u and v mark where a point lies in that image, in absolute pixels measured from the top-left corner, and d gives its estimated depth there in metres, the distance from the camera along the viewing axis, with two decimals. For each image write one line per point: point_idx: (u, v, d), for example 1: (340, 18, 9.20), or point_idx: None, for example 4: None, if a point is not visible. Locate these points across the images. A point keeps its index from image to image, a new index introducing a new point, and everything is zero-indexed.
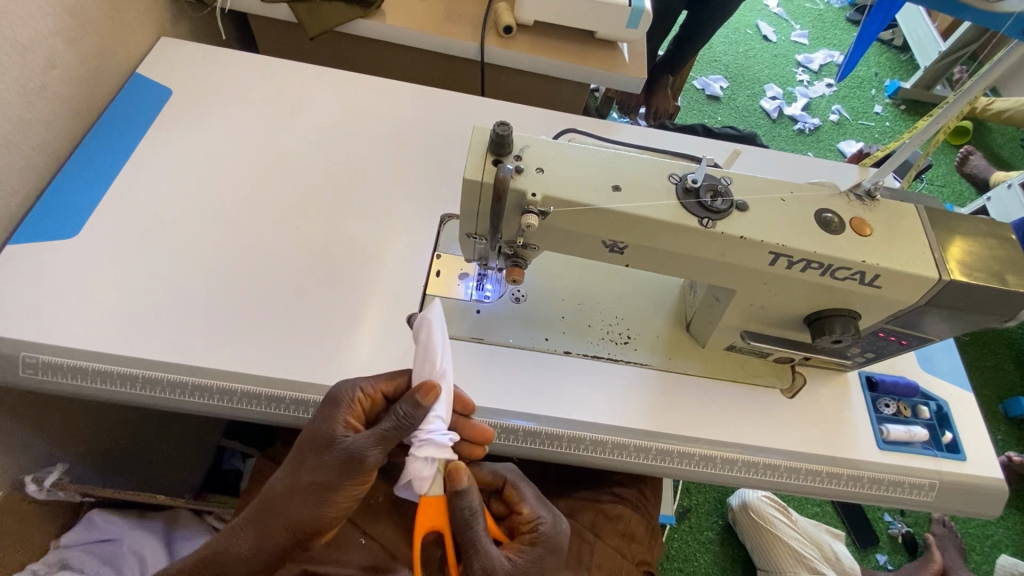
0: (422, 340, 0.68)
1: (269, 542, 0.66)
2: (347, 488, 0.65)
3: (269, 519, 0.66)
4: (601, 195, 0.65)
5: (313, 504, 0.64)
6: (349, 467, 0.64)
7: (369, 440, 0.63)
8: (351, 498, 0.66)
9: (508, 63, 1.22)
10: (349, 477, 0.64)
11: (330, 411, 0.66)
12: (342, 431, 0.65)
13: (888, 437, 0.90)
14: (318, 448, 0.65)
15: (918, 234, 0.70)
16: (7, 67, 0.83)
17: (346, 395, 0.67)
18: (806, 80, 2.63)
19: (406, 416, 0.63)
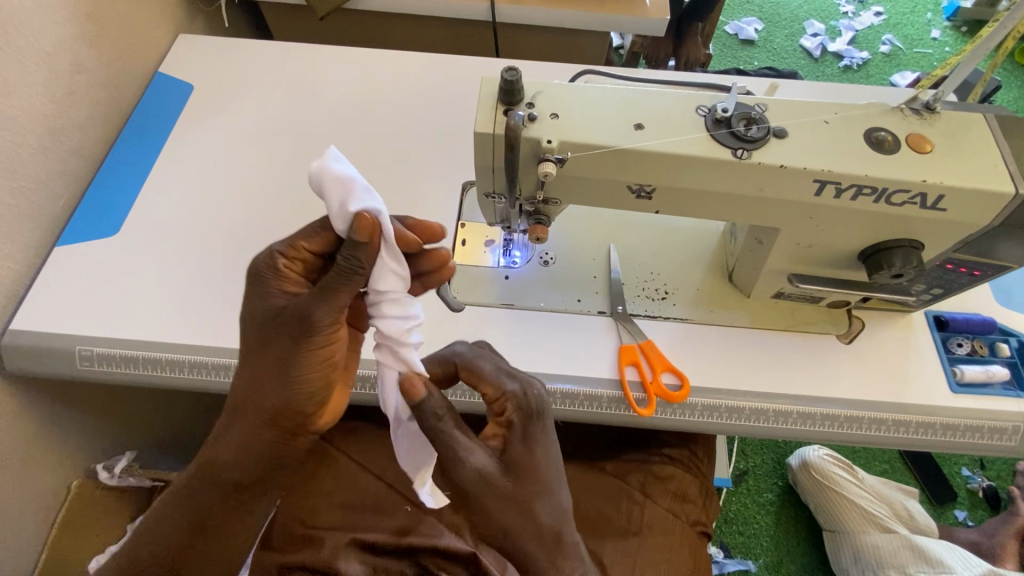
0: (335, 196, 0.54)
1: (257, 432, 0.63)
2: (319, 353, 0.59)
3: (252, 403, 0.62)
4: (622, 135, 0.61)
5: (303, 363, 0.59)
6: (300, 332, 0.57)
7: (327, 308, 0.56)
8: (317, 377, 0.61)
9: (521, 20, 1.17)
10: (305, 345, 0.57)
11: (258, 287, 0.59)
12: (283, 298, 0.58)
13: (963, 379, 0.82)
14: (264, 328, 0.58)
15: (990, 145, 0.62)
16: (35, 74, 0.87)
17: (269, 266, 0.58)
18: (850, 12, 2.42)
19: (352, 260, 0.53)
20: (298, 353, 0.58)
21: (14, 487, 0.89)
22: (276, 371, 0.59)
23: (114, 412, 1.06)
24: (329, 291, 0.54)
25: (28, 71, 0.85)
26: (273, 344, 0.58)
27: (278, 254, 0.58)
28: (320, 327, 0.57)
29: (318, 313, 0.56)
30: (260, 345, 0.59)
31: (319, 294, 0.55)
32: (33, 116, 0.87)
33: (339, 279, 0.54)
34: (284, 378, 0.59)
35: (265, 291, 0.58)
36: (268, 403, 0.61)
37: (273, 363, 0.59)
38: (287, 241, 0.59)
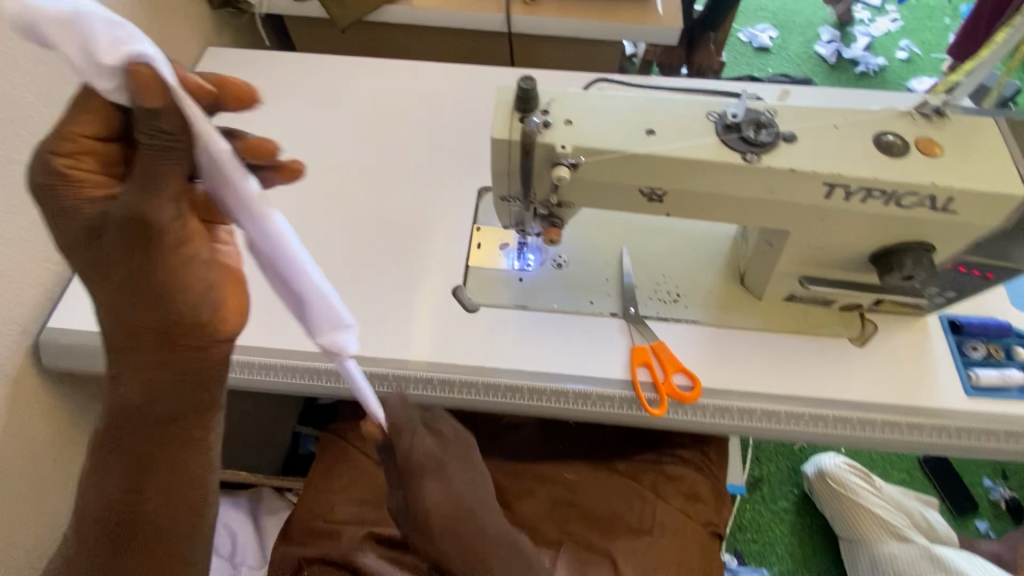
0: (70, 44, 0.40)
1: (136, 374, 0.54)
2: (178, 247, 0.49)
3: (132, 346, 0.53)
4: (634, 140, 0.63)
5: (172, 271, 0.49)
6: (137, 233, 0.46)
7: (158, 204, 0.46)
8: (186, 259, 0.49)
9: (536, 31, 1.20)
10: (146, 241, 0.47)
11: (54, 209, 0.48)
12: (89, 207, 0.48)
13: (978, 383, 0.82)
14: (76, 244, 0.48)
15: (999, 149, 0.63)
16: (75, 86, 0.92)
17: (46, 172, 0.47)
18: (866, 18, 2.41)
19: (156, 135, 0.43)
20: (150, 264, 0.48)
21: (48, 480, 0.93)
22: (105, 299, 0.50)
23: None
24: (151, 175, 0.45)
25: (69, 83, 0.90)
26: (108, 254, 0.48)
27: (54, 151, 0.47)
28: (169, 224, 0.47)
29: (156, 210, 0.46)
30: (123, 290, 0.49)
31: (141, 183, 0.45)
32: None
33: (162, 154, 0.44)
34: (112, 326, 0.52)
35: (62, 204, 0.48)
36: (146, 332, 0.51)
37: (109, 300, 0.50)
38: (54, 137, 0.47)
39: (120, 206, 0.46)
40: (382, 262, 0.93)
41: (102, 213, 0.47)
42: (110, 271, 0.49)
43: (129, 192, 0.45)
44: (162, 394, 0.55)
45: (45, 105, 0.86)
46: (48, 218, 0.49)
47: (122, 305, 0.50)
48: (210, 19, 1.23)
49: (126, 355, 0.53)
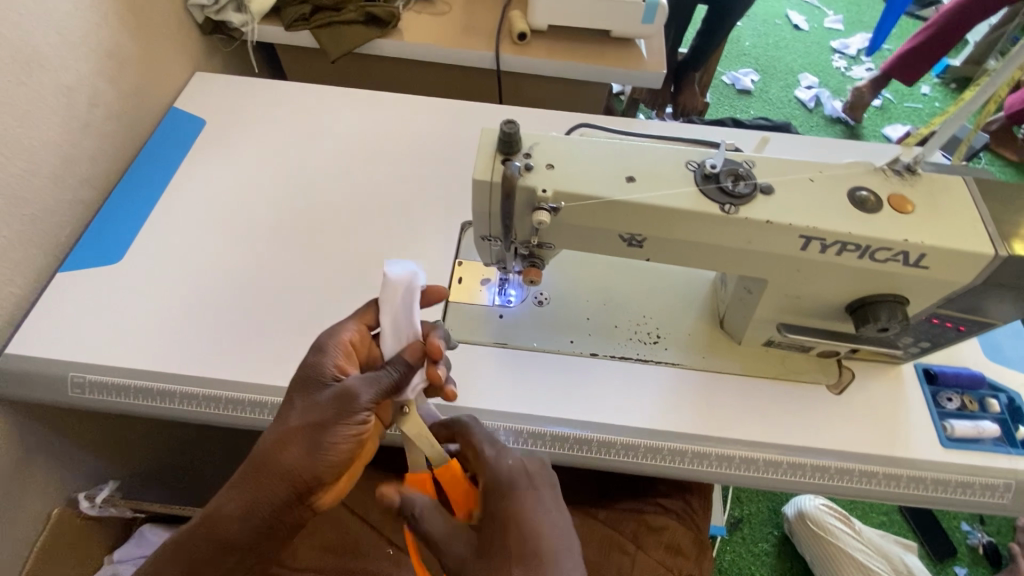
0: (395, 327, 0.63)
1: (271, 497, 0.58)
2: (350, 428, 0.58)
3: (265, 470, 0.58)
4: (614, 186, 0.64)
5: (338, 438, 0.58)
6: (343, 408, 0.58)
7: (369, 386, 0.59)
8: (350, 443, 0.59)
9: (524, 70, 1.22)
10: (344, 418, 0.58)
11: (313, 357, 0.63)
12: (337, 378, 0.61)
13: (953, 434, 0.82)
14: (316, 401, 0.60)
15: (968, 208, 0.64)
16: (52, 108, 0.90)
17: (335, 342, 0.63)
18: (843, 66, 2.52)
19: (398, 371, 0.60)
20: (328, 426, 0.58)
21: None
22: (290, 446, 0.58)
23: (105, 439, 1.05)
24: (375, 376, 0.59)
25: (46, 104, 0.89)
26: (317, 412, 0.59)
27: (350, 332, 0.65)
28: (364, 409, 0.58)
29: (361, 390, 0.58)
30: (300, 434, 0.58)
31: (370, 376, 0.59)
32: (48, 146, 0.90)
33: (391, 374, 0.60)
34: (268, 461, 0.58)
35: (319, 369, 0.61)
36: (274, 478, 0.58)
37: (289, 449, 0.58)
38: (352, 323, 0.66)
39: (339, 388, 0.59)
40: (359, 296, 0.92)
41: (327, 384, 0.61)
42: (307, 412, 0.59)
43: (360, 381, 0.59)
44: (254, 536, 0.59)
45: (19, 125, 0.84)
46: (307, 357, 0.63)
47: (298, 450, 0.58)
48: (201, 44, 1.24)
49: (267, 474, 0.58)
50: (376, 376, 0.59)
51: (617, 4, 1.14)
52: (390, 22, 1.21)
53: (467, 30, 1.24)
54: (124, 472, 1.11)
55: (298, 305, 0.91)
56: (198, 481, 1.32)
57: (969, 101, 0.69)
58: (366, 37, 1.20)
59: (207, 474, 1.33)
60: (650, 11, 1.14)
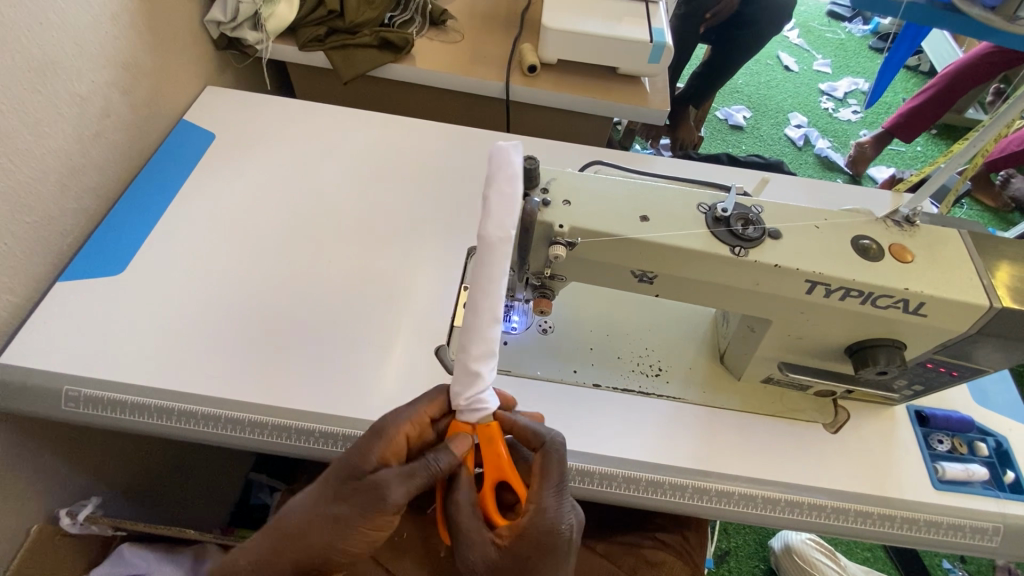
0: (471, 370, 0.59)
1: (283, 565, 0.61)
2: (371, 524, 0.59)
3: (288, 545, 0.61)
4: (628, 224, 0.66)
5: (360, 531, 0.59)
6: (372, 507, 0.58)
7: (401, 484, 0.58)
8: (370, 539, 0.60)
9: (532, 100, 1.25)
10: (366, 515, 0.58)
11: (364, 443, 0.61)
12: (377, 469, 0.60)
13: (945, 477, 0.84)
14: (347, 487, 0.60)
15: (964, 259, 0.67)
16: (65, 117, 0.89)
17: (392, 431, 0.62)
18: (831, 108, 2.62)
19: (434, 459, 0.59)
20: (358, 519, 0.58)
21: None
22: (314, 529, 0.60)
23: (91, 454, 1.01)
24: (412, 473, 0.58)
25: (60, 113, 0.88)
26: (344, 502, 0.59)
27: (404, 422, 0.62)
28: (390, 506, 0.58)
29: (392, 491, 0.58)
30: (323, 517, 0.59)
31: (405, 473, 0.58)
32: (57, 155, 0.89)
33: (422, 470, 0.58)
34: (294, 534, 0.61)
35: (362, 458, 0.61)
36: (294, 555, 0.60)
37: (313, 526, 0.60)
38: (412, 409, 0.63)
39: (374, 483, 0.58)
40: (362, 319, 0.92)
41: (364, 473, 0.60)
42: (337, 501, 0.60)
43: (395, 481, 0.58)
44: None
45: (31, 133, 0.83)
46: (361, 439, 0.62)
47: (321, 534, 0.59)
48: (213, 59, 1.25)
49: (289, 545, 0.61)
50: (415, 470, 0.58)
51: (626, 43, 1.18)
52: (403, 48, 1.23)
53: (478, 59, 1.27)
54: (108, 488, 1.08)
55: (302, 325, 0.91)
56: (181, 499, 1.28)
57: (960, 154, 0.74)
58: (379, 61, 1.22)
59: (190, 491, 1.30)
60: (656, 51, 1.19)
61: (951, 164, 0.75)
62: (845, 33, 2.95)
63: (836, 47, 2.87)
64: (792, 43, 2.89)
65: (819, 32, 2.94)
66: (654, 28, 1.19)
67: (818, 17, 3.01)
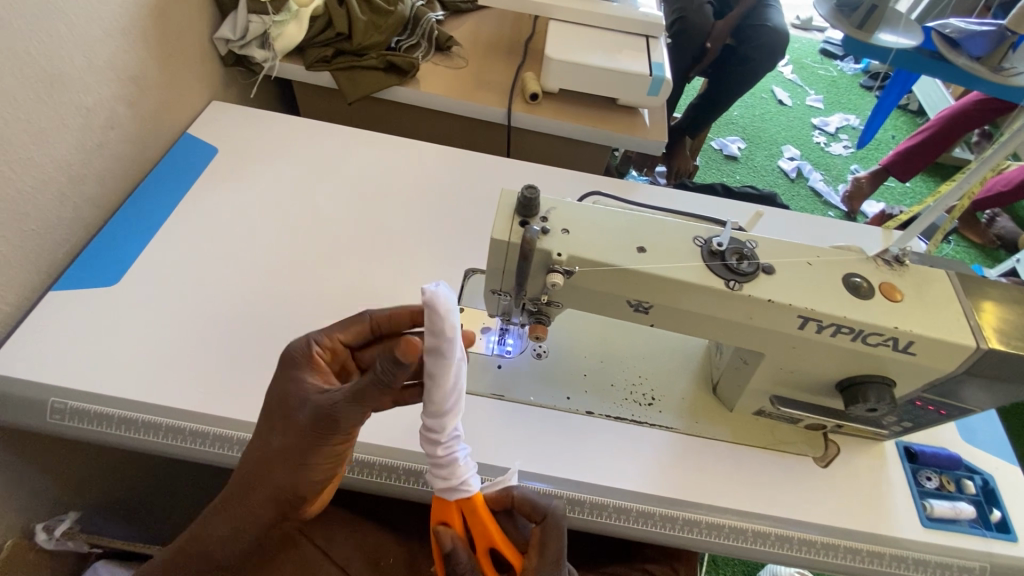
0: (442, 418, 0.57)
1: (265, 504, 0.64)
2: (337, 441, 0.63)
3: (257, 477, 0.63)
4: (625, 255, 0.67)
5: (320, 453, 0.63)
6: (325, 426, 0.61)
7: (351, 409, 0.59)
8: (335, 452, 0.64)
9: (533, 127, 1.28)
10: (326, 437, 0.62)
11: (291, 372, 0.64)
12: (314, 385, 0.63)
13: (933, 514, 0.84)
14: (292, 416, 0.62)
15: (951, 300, 0.69)
16: (70, 128, 0.90)
17: (304, 353, 0.65)
18: (823, 142, 2.68)
19: (388, 374, 0.54)
20: (319, 443, 0.62)
21: None
22: (274, 467, 0.63)
23: (73, 469, 0.99)
24: (365, 392, 0.57)
25: (64, 124, 0.89)
26: (297, 435, 0.62)
27: (316, 343, 0.66)
28: (341, 420, 0.60)
29: (342, 407, 0.60)
30: (283, 444, 0.62)
31: (353, 398, 0.58)
32: (59, 165, 0.89)
33: (374, 385, 0.56)
34: (254, 476, 0.63)
35: (296, 375, 0.64)
36: (265, 486, 0.63)
37: (271, 470, 0.63)
38: (324, 332, 0.67)
39: (321, 407, 0.61)
40: None
41: (312, 402, 0.61)
42: (289, 432, 0.63)
43: (343, 393, 0.59)
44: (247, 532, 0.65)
45: (35, 143, 0.84)
46: (279, 372, 0.65)
47: (285, 467, 0.63)
48: (219, 75, 1.27)
49: (254, 488, 0.63)
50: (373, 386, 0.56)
51: (625, 76, 1.21)
52: (408, 72, 1.26)
53: (481, 85, 1.29)
54: (87, 503, 1.05)
55: None
56: (161, 515, 1.25)
57: (947, 195, 0.77)
58: (384, 83, 1.25)
59: (171, 508, 1.27)
60: (656, 84, 1.22)
61: (941, 203, 0.77)
62: (837, 70, 3.04)
63: (828, 83, 2.95)
64: (786, 78, 2.97)
65: (812, 68, 3.02)
66: (654, 62, 1.22)
67: (812, 54, 3.10)
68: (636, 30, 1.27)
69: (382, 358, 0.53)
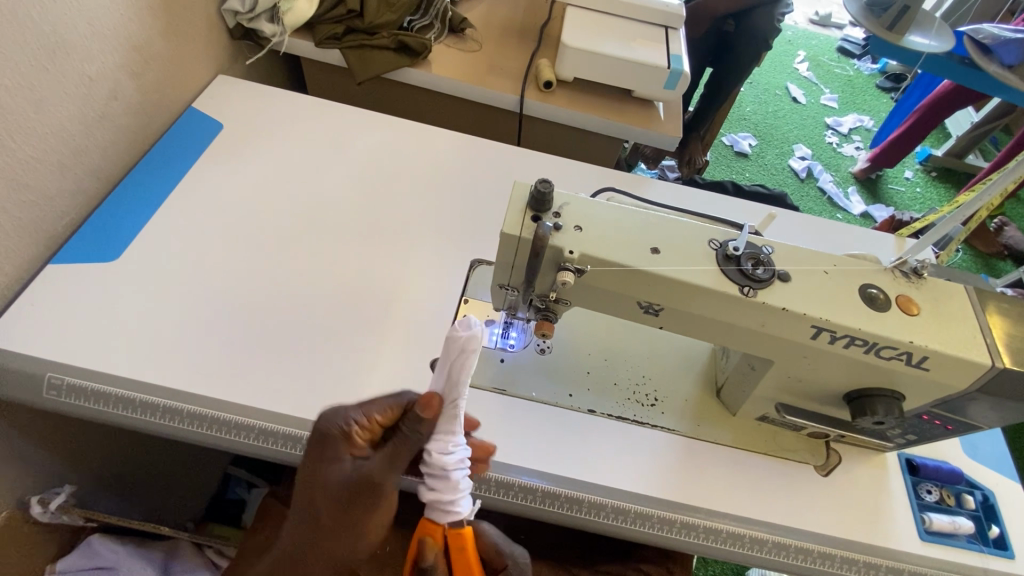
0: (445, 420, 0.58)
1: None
2: (381, 508, 0.61)
3: (305, 561, 0.61)
4: (639, 256, 0.66)
5: (371, 523, 0.61)
6: (366, 495, 0.60)
7: (387, 474, 0.60)
8: (384, 518, 0.62)
9: (545, 116, 1.25)
10: (374, 509, 0.60)
11: (324, 451, 0.61)
12: (351, 465, 0.61)
13: (931, 528, 0.84)
14: (333, 497, 0.60)
15: (968, 315, 0.67)
16: (71, 97, 0.87)
17: (341, 431, 0.62)
18: (835, 142, 2.64)
19: (415, 432, 0.60)
20: (366, 518, 0.60)
21: None
22: (329, 545, 0.60)
23: (69, 441, 0.98)
24: (396, 455, 0.60)
25: (66, 93, 0.86)
26: (345, 514, 0.60)
27: (352, 421, 0.62)
28: (381, 488, 0.60)
29: (382, 478, 0.59)
30: (327, 514, 0.60)
31: (389, 465, 0.60)
32: (60, 136, 0.87)
33: (405, 445, 0.60)
34: (306, 557, 0.61)
35: (331, 456, 0.61)
36: (308, 553, 0.61)
37: (321, 545, 0.60)
38: (361, 409, 0.63)
39: (366, 478, 0.60)
40: (358, 325, 0.90)
41: (360, 476, 0.60)
42: (339, 509, 0.60)
43: (377, 460, 0.60)
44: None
45: (35, 111, 0.81)
46: (312, 451, 0.62)
47: (337, 548, 0.61)
48: (226, 48, 1.23)
49: (306, 567, 0.61)
50: (402, 452, 0.60)
51: (642, 68, 1.18)
52: (421, 53, 1.23)
53: (493, 70, 1.26)
54: (82, 477, 1.04)
55: (297, 327, 0.89)
56: (156, 491, 1.25)
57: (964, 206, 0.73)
58: (395, 64, 1.22)
59: (165, 483, 1.27)
60: (673, 77, 1.19)
61: (955, 215, 0.74)
62: (854, 69, 2.98)
63: (844, 82, 2.90)
64: (801, 74, 2.91)
65: (828, 66, 2.96)
66: (672, 54, 1.19)
67: (828, 51, 3.04)
68: (654, 20, 1.24)
69: (409, 418, 0.59)
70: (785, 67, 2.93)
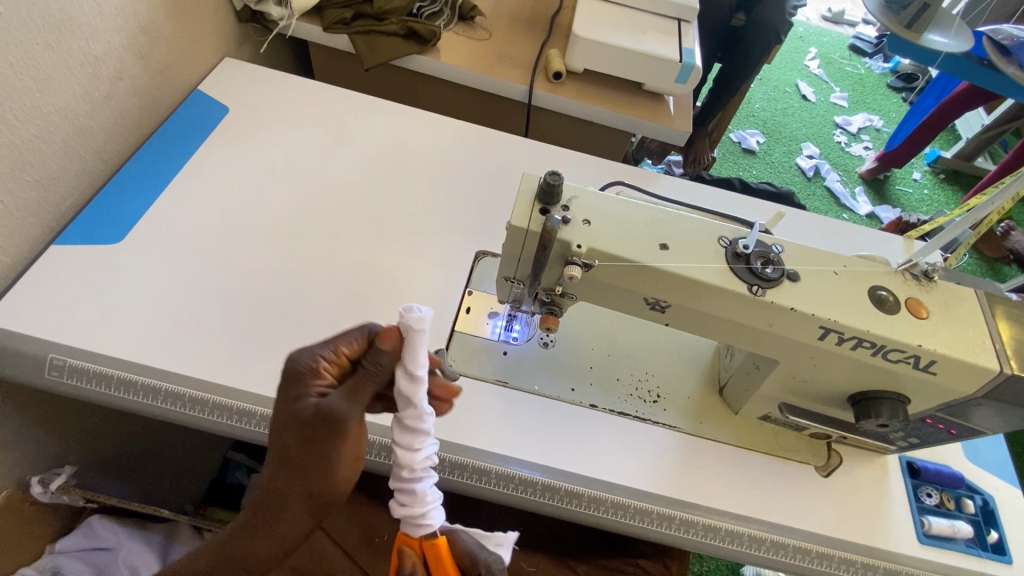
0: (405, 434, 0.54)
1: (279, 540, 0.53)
2: (348, 443, 0.54)
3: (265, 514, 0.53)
4: (647, 252, 0.65)
5: (338, 459, 0.54)
6: (326, 428, 0.54)
7: (351, 405, 0.55)
8: (353, 451, 0.55)
9: (553, 107, 1.24)
10: (335, 439, 0.53)
11: (289, 387, 0.57)
12: (312, 397, 0.56)
13: (930, 531, 0.84)
14: (295, 429, 0.54)
15: (978, 319, 0.67)
16: (77, 77, 0.86)
17: (306, 364, 0.57)
18: (844, 142, 2.62)
19: (374, 363, 0.55)
20: (328, 450, 0.53)
21: None
22: (293, 479, 0.53)
23: (69, 421, 0.98)
24: (359, 389, 0.55)
25: (71, 72, 0.85)
26: (303, 447, 0.54)
27: (316, 353, 0.57)
28: (339, 419, 0.54)
29: (342, 409, 0.54)
30: (294, 425, 0.54)
31: (350, 395, 0.55)
32: (65, 116, 0.86)
33: (368, 377, 0.55)
34: (271, 503, 0.54)
35: (298, 392, 0.56)
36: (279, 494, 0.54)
37: (286, 486, 0.53)
38: (329, 343, 0.58)
39: (325, 406, 0.54)
40: (361, 313, 0.90)
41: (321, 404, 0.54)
42: (299, 441, 0.54)
43: (340, 394, 0.55)
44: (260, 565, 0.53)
45: (40, 90, 0.80)
46: (283, 385, 0.58)
47: (302, 488, 0.53)
48: (232, 30, 1.22)
49: (265, 521, 0.53)
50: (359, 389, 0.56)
51: (654, 61, 1.16)
52: (430, 40, 1.21)
53: (502, 59, 1.25)
54: (82, 458, 1.04)
55: (299, 314, 0.88)
56: (156, 473, 1.26)
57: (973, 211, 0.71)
58: (403, 51, 1.20)
59: (165, 466, 1.28)
60: (685, 71, 1.17)
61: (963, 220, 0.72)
62: (866, 67, 2.95)
63: (855, 80, 2.86)
64: (812, 72, 2.88)
65: (839, 64, 2.93)
66: (684, 47, 1.18)
67: (840, 49, 3.00)
68: (667, 12, 1.22)
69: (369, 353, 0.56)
70: (796, 64, 2.90)
